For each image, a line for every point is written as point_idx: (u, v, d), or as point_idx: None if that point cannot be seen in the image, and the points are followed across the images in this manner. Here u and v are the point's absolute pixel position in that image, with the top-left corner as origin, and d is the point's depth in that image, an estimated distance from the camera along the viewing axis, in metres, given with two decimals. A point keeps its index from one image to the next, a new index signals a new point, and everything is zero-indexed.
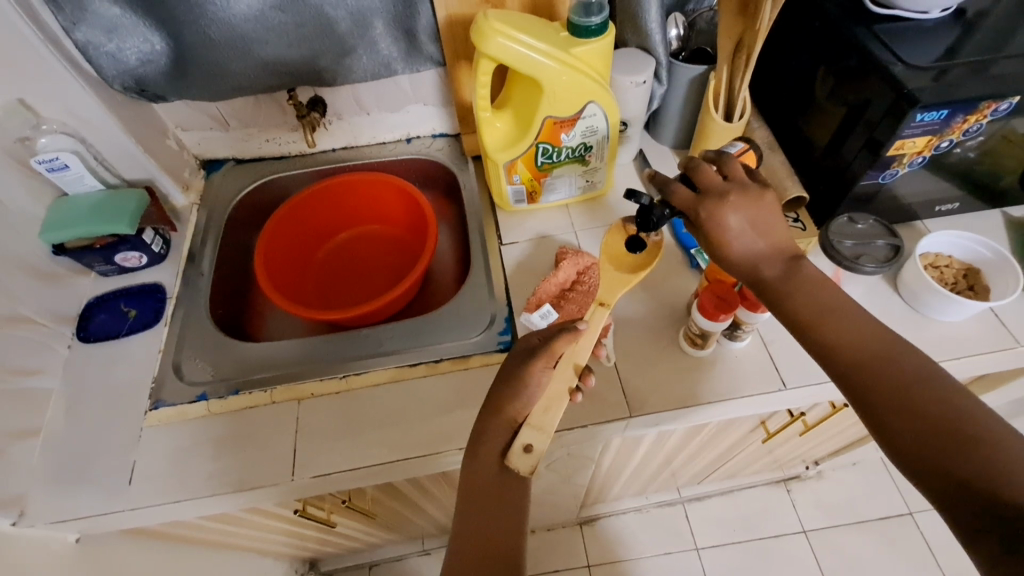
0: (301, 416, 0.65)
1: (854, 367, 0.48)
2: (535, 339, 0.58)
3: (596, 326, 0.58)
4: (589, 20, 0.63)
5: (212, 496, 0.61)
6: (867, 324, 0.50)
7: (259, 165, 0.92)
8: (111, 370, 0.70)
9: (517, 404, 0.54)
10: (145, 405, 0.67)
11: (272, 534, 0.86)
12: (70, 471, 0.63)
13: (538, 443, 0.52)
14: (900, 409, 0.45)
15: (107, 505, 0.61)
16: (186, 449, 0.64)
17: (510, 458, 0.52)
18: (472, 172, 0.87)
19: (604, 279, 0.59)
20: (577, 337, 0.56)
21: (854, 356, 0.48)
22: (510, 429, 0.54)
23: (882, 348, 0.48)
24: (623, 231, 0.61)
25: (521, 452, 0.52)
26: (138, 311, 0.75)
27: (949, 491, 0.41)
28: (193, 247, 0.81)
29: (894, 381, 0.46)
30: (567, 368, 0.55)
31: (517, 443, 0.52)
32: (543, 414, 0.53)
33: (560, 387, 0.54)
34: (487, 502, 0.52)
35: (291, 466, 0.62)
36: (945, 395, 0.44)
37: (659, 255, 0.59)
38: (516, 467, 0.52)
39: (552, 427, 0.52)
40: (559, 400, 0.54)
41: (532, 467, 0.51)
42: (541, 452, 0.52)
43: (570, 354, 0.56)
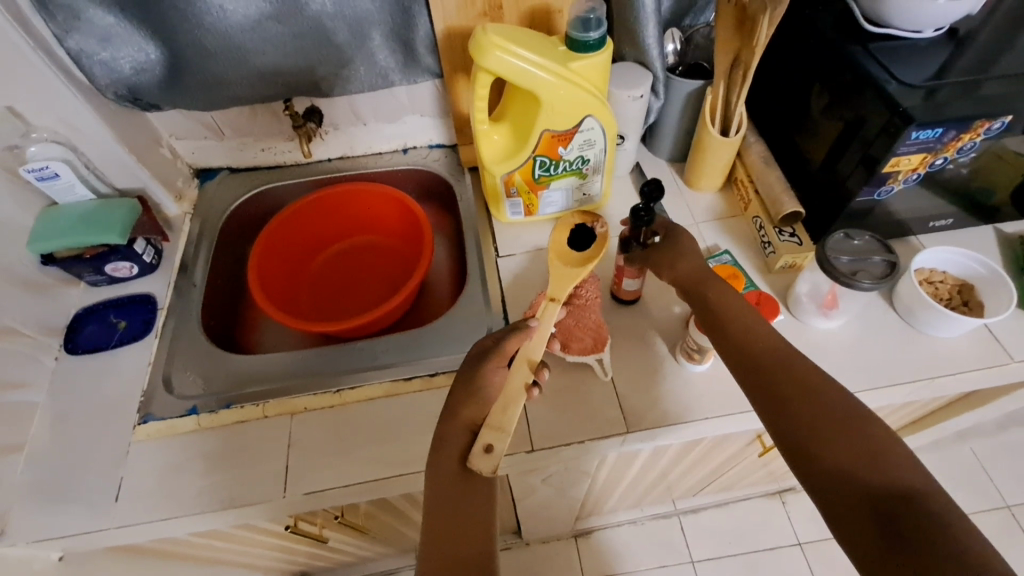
0: (294, 431, 0.64)
1: (767, 376, 0.52)
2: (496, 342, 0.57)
3: (548, 322, 0.59)
4: (587, 35, 0.63)
5: (202, 513, 0.60)
6: (777, 341, 0.55)
7: (253, 174, 0.91)
8: (99, 383, 0.69)
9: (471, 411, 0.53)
10: (134, 419, 0.66)
11: (263, 549, 0.85)
12: (56, 487, 0.62)
13: (499, 443, 0.50)
14: (800, 414, 0.50)
15: (93, 523, 0.59)
16: (176, 464, 0.63)
17: (471, 460, 0.50)
18: (468, 183, 0.87)
19: (556, 275, 0.62)
20: (528, 335, 0.57)
21: (767, 366, 0.53)
22: (467, 433, 0.52)
23: (785, 359, 0.53)
24: (569, 227, 0.65)
25: (483, 452, 0.50)
26: (127, 322, 0.74)
27: (831, 488, 0.46)
28: (185, 258, 0.80)
29: (796, 389, 0.51)
30: (523, 364, 0.55)
31: (478, 443, 0.50)
32: (501, 415, 0.52)
33: (518, 383, 0.54)
34: (463, 511, 0.49)
35: (282, 483, 0.61)
36: (838, 402, 0.49)
37: (604, 249, 0.63)
38: (477, 469, 0.49)
39: (512, 425, 0.51)
40: (517, 396, 0.53)
41: (494, 468, 0.49)
42: (502, 452, 0.50)
43: (524, 351, 0.56)
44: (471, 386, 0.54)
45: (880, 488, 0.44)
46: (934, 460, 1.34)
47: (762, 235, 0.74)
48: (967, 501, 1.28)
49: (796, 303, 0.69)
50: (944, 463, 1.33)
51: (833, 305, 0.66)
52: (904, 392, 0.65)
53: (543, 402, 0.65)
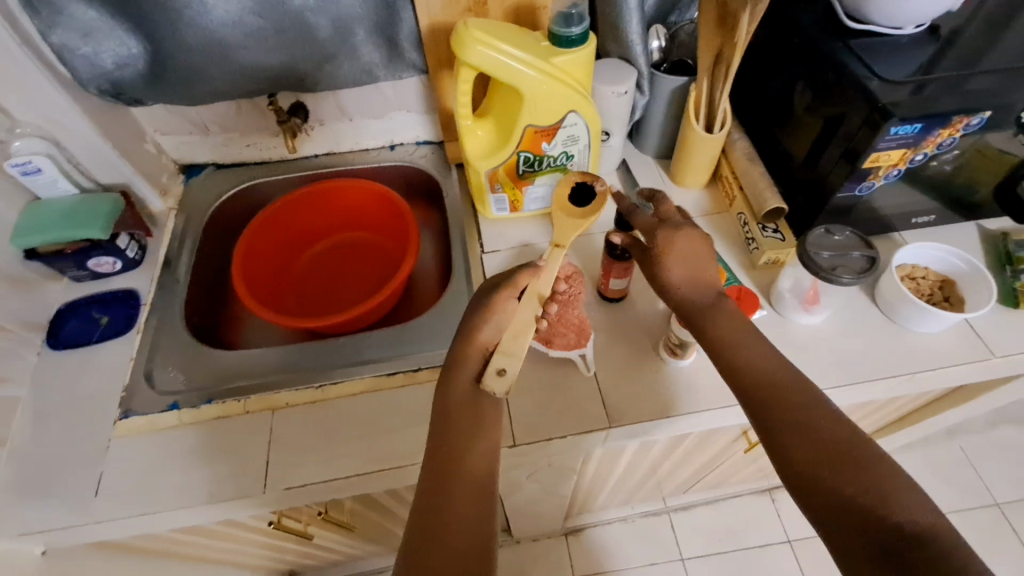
0: (276, 426, 0.64)
1: (784, 412, 0.51)
2: (476, 319, 0.56)
3: (556, 264, 0.59)
4: (570, 30, 0.63)
5: (182, 509, 0.59)
6: (793, 376, 0.53)
7: (239, 170, 0.91)
8: (81, 379, 0.68)
9: (458, 394, 0.53)
10: (114, 415, 0.66)
11: (250, 546, 0.85)
12: (36, 483, 0.61)
13: (511, 367, 0.52)
14: (807, 446, 0.49)
15: (72, 519, 0.59)
16: (157, 460, 0.62)
17: (483, 380, 0.52)
18: (454, 179, 0.87)
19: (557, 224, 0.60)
20: (538, 271, 0.58)
21: (772, 398, 0.52)
22: (482, 357, 0.55)
23: (791, 390, 0.52)
24: (570, 182, 0.62)
25: (495, 375, 0.52)
26: (110, 317, 0.74)
27: (842, 525, 0.45)
28: (169, 253, 0.80)
29: (804, 422, 0.50)
30: (532, 298, 0.56)
31: (491, 366, 0.52)
32: (512, 341, 0.53)
33: (527, 316, 0.55)
34: (455, 517, 0.46)
35: (263, 479, 0.61)
36: (847, 436, 0.49)
37: (603, 205, 0.61)
38: (489, 389, 0.52)
39: (524, 351, 0.53)
40: (527, 328, 0.54)
41: (507, 389, 0.52)
42: (514, 375, 0.52)
43: (533, 285, 0.57)
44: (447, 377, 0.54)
45: (890, 528, 0.43)
46: (923, 456, 1.35)
47: (746, 232, 0.74)
48: (955, 498, 1.29)
49: (779, 299, 0.69)
50: (932, 460, 1.34)
51: (815, 300, 0.66)
52: (884, 387, 0.65)
53: (525, 396, 0.65)
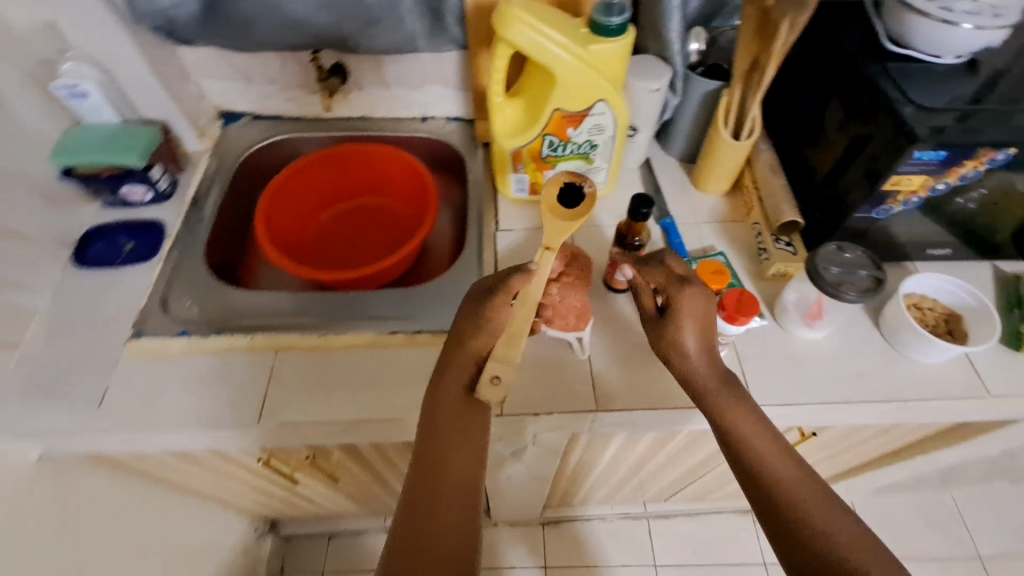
0: (276, 364, 0.67)
1: (760, 468, 0.53)
2: (476, 322, 0.58)
3: (546, 268, 0.59)
4: (609, 20, 0.64)
5: (178, 429, 0.62)
6: (770, 427, 0.56)
7: (274, 122, 0.94)
8: (100, 298, 0.72)
9: (444, 406, 0.55)
10: (127, 334, 0.69)
11: (238, 483, 0.88)
12: (46, 387, 0.65)
13: (504, 374, 0.55)
14: (795, 510, 0.51)
15: (75, 424, 0.62)
16: (161, 381, 0.65)
17: (478, 389, 0.55)
18: (480, 157, 0.89)
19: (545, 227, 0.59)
20: (530, 278, 0.58)
21: (759, 460, 0.54)
22: (475, 362, 0.57)
23: (777, 452, 0.54)
24: (558, 183, 0.60)
25: (489, 383, 0.55)
26: (134, 244, 0.76)
27: None
28: (198, 192, 0.83)
29: (790, 485, 0.52)
30: (527, 304, 0.58)
31: (485, 374, 0.55)
32: (507, 348, 0.57)
33: (523, 321, 0.58)
34: (439, 537, 0.49)
35: (258, 412, 0.63)
36: (830, 499, 0.51)
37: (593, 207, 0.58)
38: (483, 398, 0.55)
39: (518, 358, 0.56)
40: (521, 333, 0.57)
41: (500, 397, 0.55)
42: (508, 383, 0.55)
43: (527, 292, 0.58)
44: (459, 339, 0.58)
45: None
46: (914, 501, 1.33)
47: (759, 242, 0.75)
48: (939, 546, 1.28)
49: (782, 311, 0.69)
50: (922, 506, 1.33)
51: (818, 316, 0.67)
52: (876, 412, 0.65)
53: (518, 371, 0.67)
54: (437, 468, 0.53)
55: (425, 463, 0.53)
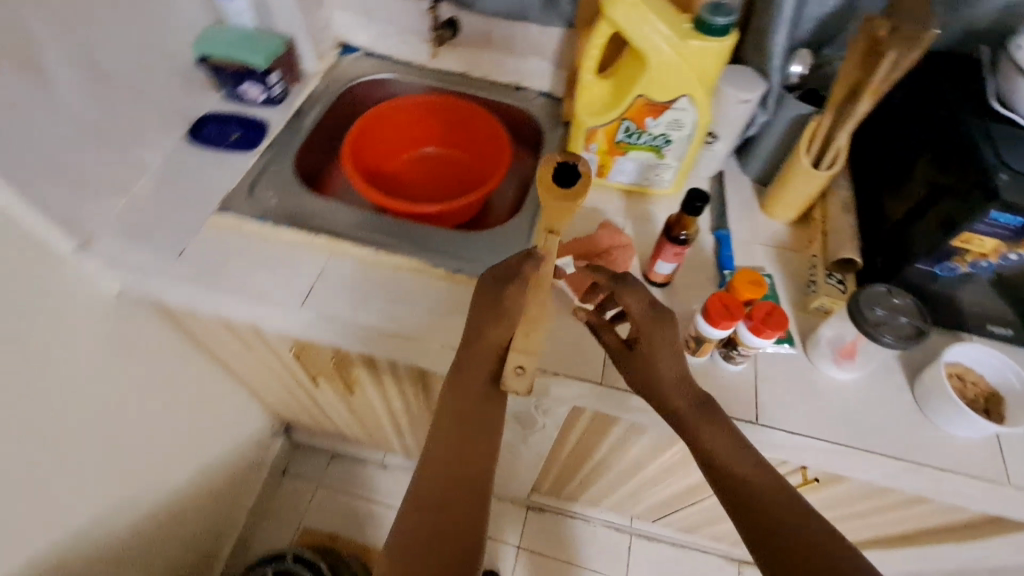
0: (327, 265, 0.73)
1: (727, 476, 0.52)
2: (491, 319, 0.57)
3: (552, 252, 0.57)
4: (714, 19, 0.66)
5: (232, 295, 0.70)
6: (734, 431, 0.54)
7: (383, 62, 1.01)
8: (200, 172, 0.81)
9: (464, 404, 0.59)
10: (214, 207, 0.77)
11: (268, 372, 0.97)
12: (139, 232, 0.74)
13: (528, 363, 0.58)
14: (764, 517, 0.50)
15: (154, 268, 0.72)
16: (230, 252, 0.74)
17: (504, 380, 0.59)
18: (559, 133, 0.92)
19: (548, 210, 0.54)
20: (540, 264, 0.57)
21: (726, 468, 0.53)
22: (496, 354, 0.59)
23: (740, 459, 0.53)
24: (551, 161, 0.53)
25: (514, 374, 0.58)
26: (239, 135, 0.85)
27: None
28: (303, 105, 0.91)
29: (758, 492, 0.51)
30: (544, 289, 0.58)
31: (510, 366, 0.58)
32: (527, 339, 0.58)
33: (540, 310, 0.58)
34: (456, 535, 0.53)
35: (301, 299, 0.70)
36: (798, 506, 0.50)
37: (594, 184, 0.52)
38: (510, 388, 0.59)
39: (539, 347, 0.58)
40: (540, 320, 0.58)
41: (526, 385, 0.58)
42: (532, 371, 0.58)
43: (540, 279, 0.58)
44: (498, 310, 0.57)
45: None
46: None
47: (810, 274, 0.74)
48: None
49: (814, 344, 0.68)
50: None
51: (849, 356, 0.66)
52: (882, 467, 0.63)
53: None
54: (449, 452, 0.57)
55: (434, 464, 0.56)
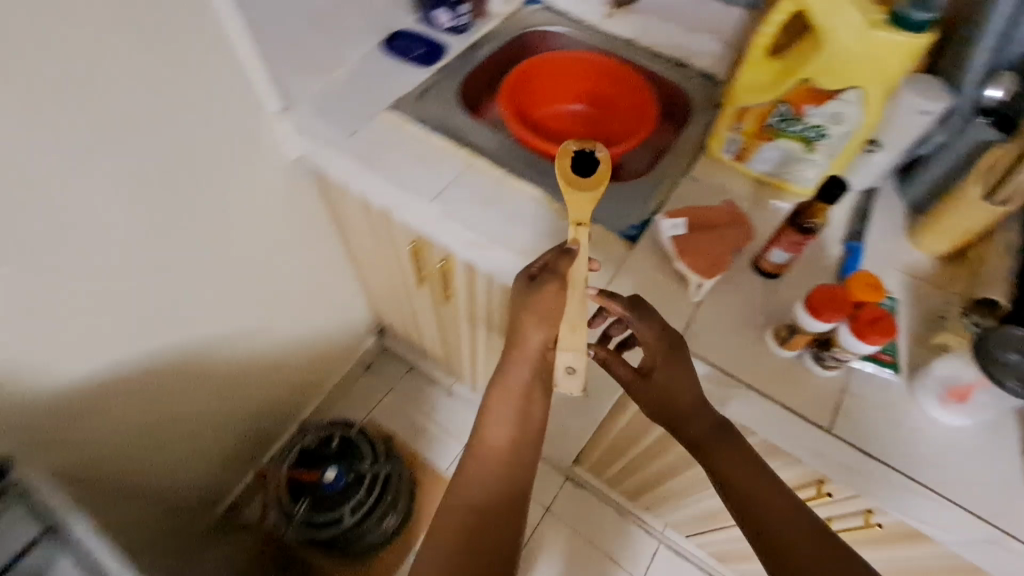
0: (462, 175, 0.82)
1: (741, 490, 0.60)
2: (529, 330, 0.61)
3: (585, 244, 0.62)
4: (914, 13, 0.63)
5: (382, 178, 0.82)
6: (746, 449, 0.62)
7: (558, 17, 1.05)
8: (384, 74, 0.93)
9: (507, 403, 0.64)
10: (386, 105, 0.89)
11: (385, 265, 1.10)
12: (326, 109, 0.88)
13: (579, 364, 0.60)
14: (778, 528, 0.58)
15: (331, 141, 0.85)
16: (388, 144, 0.85)
17: (558, 380, 0.61)
18: (712, 114, 0.91)
19: (572, 202, 0.64)
20: (575, 257, 0.61)
21: (740, 486, 0.61)
22: (541, 351, 0.63)
23: (752, 475, 0.61)
24: (570, 152, 0.66)
25: (568, 375, 0.60)
26: (419, 52, 0.95)
27: None
28: (481, 39, 1.00)
29: (772, 507, 0.59)
30: (580, 284, 0.61)
31: (563, 369, 0.60)
32: (571, 334, 0.60)
33: (578, 305, 0.60)
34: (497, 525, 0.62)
35: (434, 195, 0.80)
36: (806, 518, 0.58)
37: (609, 171, 0.64)
38: (564, 389, 0.61)
39: (584, 342, 0.60)
40: (582, 318, 0.60)
41: (582, 385, 0.61)
42: (584, 370, 0.60)
43: (573, 275, 0.61)
44: (534, 311, 0.60)
45: None
46: None
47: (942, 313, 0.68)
48: None
49: (923, 376, 0.63)
50: None
51: (960, 398, 0.60)
52: (960, 522, 0.58)
53: (633, 279, 0.72)
54: (490, 443, 0.65)
55: (477, 467, 0.65)
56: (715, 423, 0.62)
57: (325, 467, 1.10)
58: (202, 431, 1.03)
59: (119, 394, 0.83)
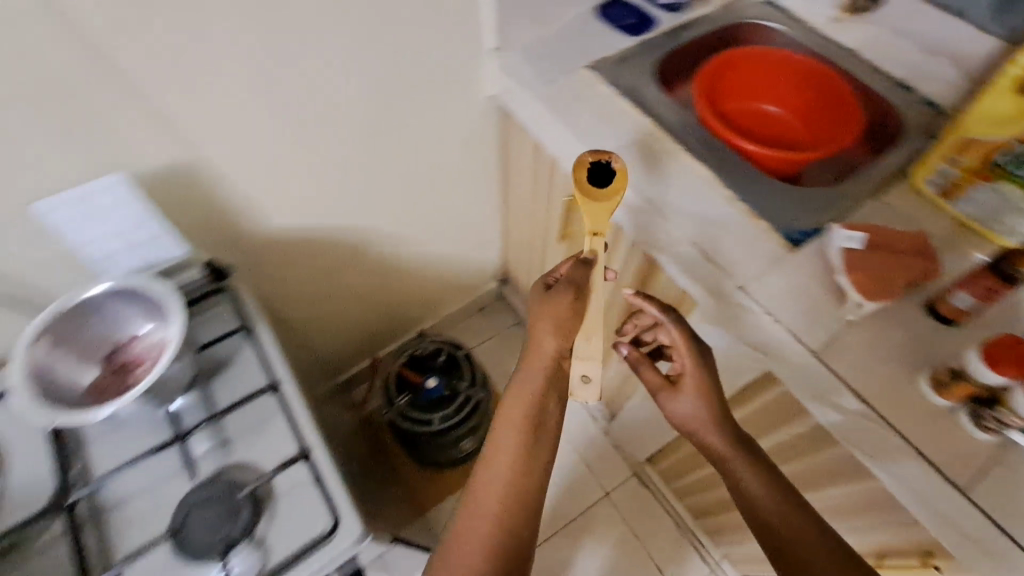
0: (641, 141, 0.84)
1: (738, 476, 0.66)
2: (546, 338, 0.65)
3: (599, 254, 0.68)
4: None
5: (564, 124, 0.86)
6: (743, 439, 0.68)
7: (778, 16, 1.02)
8: (592, 34, 0.97)
9: (519, 406, 0.64)
10: (586, 61, 0.93)
11: (532, 214, 1.17)
12: (532, 52, 0.94)
13: (591, 371, 0.70)
14: (773, 515, 0.62)
15: (530, 81, 0.91)
16: (579, 95, 0.89)
17: (574, 390, 0.72)
18: (925, 144, 0.84)
19: (589, 213, 0.67)
20: (589, 268, 0.67)
21: (736, 475, 0.66)
22: (556, 365, 0.66)
23: (746, 462, 0.66)
24: (585, 165, 0.69)
25: (580, 383, 0.71)
26: (631, 21, 0.99)
27: None
28: (692, 21, 1.01)
29: (766, 496, 0.63)
30: (598, 294, 0.68)
31: (577, 377, 0.71)
32: (587, 345, 0.69)
33: (596, 318, 0.68)
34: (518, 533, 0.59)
35: (609, 152, 0.83)
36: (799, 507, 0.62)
37: (626, 181, 0.67)
38: (582, 396, 0.72)
39: (598, 352, 0.69)
40: (597, 329, 0.68)
41: (593, 394, 0.71)
42: (596, 377, 0.70)
43: (585, 288, 0.67)
44: (552, 323, 0.65)
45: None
46: None
47: None
48: None
49: None
50: None
51: None
52: None
53: (787, 281, 0.70)
54: (501, 447, 0.62)
55: (490, 477, 0.61)
56: (738, 437, 0.68)
57: (428, 375, 1.23)
58: (342, 312, 1.17)
59: (305, 249, 0.97)
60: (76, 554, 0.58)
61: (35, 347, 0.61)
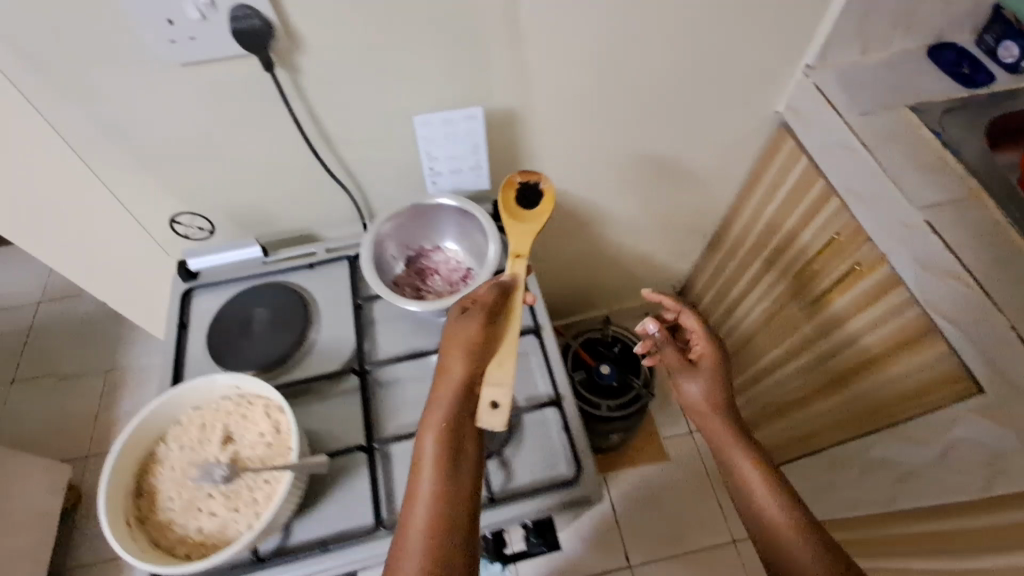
0: (956, 202, 0.77)
1: (723, 454, 0.62)
2: (452, 362, 0.57)
3: (519, 273, 0.67)
4: None
5: (869, 162, 0.81)
6: (734, 414, 0.65)
7: None
8: (915, 76, 0.90)
9: (430, 439, 0.52)
10: (906, 103, 0.87)
11: (759, 241, 1.12)
12: (846, 80, 0.89)
13: (501, 397, 0.56)
14: (748, 491, 0.58)
15: (840, 108, 0.86)
16: (892, 136, 0.83)
17: (479, 419, 0.55)
18: None
19: (517, 238, 0.71)
20: (507, 286, 0.64)
21: (721, 452, 0.62)
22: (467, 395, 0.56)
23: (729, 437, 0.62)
24: (514, 188, 0.76)
25: (489, 409, 0.55)
26: (966, 72, 0.89)
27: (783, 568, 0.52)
28: None
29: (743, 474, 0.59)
30: (512, 312, 0.62)
31: (484, 403, 0.56)
32: (499, 368, 0.58)
33: (511, 336, 0.60)
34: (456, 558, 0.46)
35: (919, 204, 0.77)
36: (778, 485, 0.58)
37: (551, 205, 0.74)
38: (489, 425, 0.55)
39: (510, 373, 0.57)
40: (508, 352, 0.59)
41: (502, 420, 0.55)
42: (506, 403, 0.55)
43: (492, 308, 0.62)
44: (461, 342, 0.59)
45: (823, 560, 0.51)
46: None
47: None
48: None
49: None
50: None
51: None
52: None
53: None
54: (421, 476, 0.50)
55: (416, 512, 0.49)
56: (736, 421, 0.64)
57: (601, 362, 1.25)
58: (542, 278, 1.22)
59: None
60: (364, 414, 0.68)
61: (381, 225, 0.75)
